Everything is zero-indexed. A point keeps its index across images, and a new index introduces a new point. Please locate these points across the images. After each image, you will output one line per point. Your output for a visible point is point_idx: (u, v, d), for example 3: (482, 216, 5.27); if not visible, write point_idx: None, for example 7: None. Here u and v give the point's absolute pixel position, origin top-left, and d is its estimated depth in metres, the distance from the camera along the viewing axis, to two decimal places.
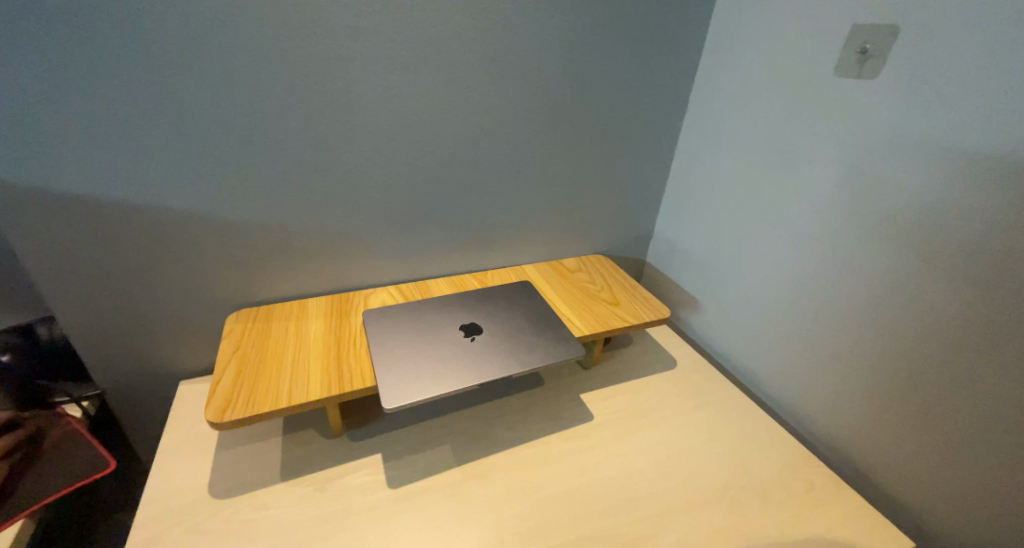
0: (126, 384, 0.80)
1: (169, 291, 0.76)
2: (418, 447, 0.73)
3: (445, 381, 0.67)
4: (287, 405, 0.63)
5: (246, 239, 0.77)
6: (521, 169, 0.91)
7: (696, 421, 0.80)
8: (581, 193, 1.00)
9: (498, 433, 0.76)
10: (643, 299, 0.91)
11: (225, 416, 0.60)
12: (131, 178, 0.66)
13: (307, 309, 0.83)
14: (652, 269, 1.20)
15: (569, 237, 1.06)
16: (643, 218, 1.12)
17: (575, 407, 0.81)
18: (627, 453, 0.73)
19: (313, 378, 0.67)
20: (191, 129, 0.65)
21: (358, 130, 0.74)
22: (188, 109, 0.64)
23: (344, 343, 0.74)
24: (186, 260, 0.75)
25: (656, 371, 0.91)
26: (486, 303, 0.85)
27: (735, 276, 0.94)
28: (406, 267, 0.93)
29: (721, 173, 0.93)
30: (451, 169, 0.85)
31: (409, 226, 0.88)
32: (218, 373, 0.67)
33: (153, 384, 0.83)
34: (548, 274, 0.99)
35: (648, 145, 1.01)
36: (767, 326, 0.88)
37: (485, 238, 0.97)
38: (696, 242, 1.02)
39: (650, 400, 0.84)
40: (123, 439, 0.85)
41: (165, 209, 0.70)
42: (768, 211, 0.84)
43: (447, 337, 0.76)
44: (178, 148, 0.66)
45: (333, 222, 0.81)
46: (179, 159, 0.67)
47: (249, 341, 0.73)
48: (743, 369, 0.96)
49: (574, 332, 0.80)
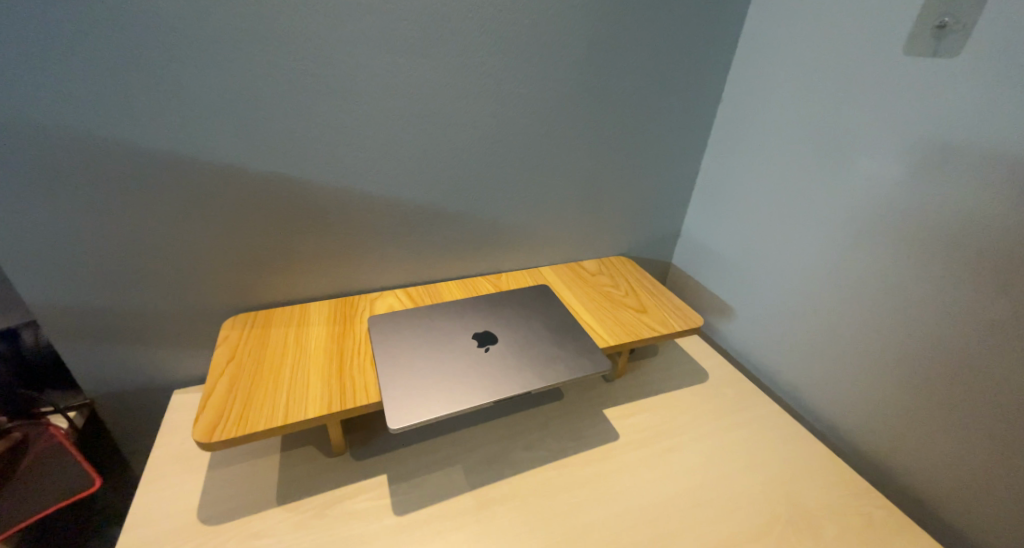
0: (117, 392, 0.75)
1: (162, 294, 0.71)
2: (427, 468, 0.67)
3: (457, 398, 0.60)
4: (283, 423, 0.56)
5: (244, 238, 0.71)
6: (539, 164, 0.84)
7: (732, 442, 0.73)
8: (602, 190, 0.93)
9: (514, 453, 0.69)
10: (672, 306, 0.83)
11: (214, 435, 0.54)
12: (117, 172, 0.60)
13: (309, 314, 0.77)
14: (677, 272, 1.12)
15: (589, 237, 0.99)
16: (669, 217, 1.05)
17: (598, 424, 0.74)
18: (657, 477, 0.66)
19: (313, 393, 0.61)
20: (183, 119, 0.59)
21: (363, 121, 0.68)
22: (178, 97, 0.58)
23: (347, 354, 0.68)
24: (180, 262, 0.70)
25: (685, 385, 0.83)
26: (501, 309, 0.78)
27: (772, 282, 0.86)
28: (415, 269, 0.87)
29: (759, 169, 0.85)
30: (464, 164, 0.79)
31: (419, 225, 0.82)
32: (209, 385, 0.61)
33: (147, 392, 0.77)
34: (567, 278, 0.91)
35: (676, 139, 0.93)
36: (809, 338, 0.80)
37: (500, 238, 0.90)
38: (729, 243, 0.95)
39: (679, 417, 0.76)
40: (113, 453, 0.79)
41: (155, 206, 0.64)
42: (813, 210, 0.76)
43: (459, 347, 0.69)
44: (168, 139, 0.60)
45: (337, 220, 0.75)
46: (171, 151, 0.61)
47: (246, 350, 0.67)
48: (780, 383, 0.88)
49: (598, 342, 0.73)
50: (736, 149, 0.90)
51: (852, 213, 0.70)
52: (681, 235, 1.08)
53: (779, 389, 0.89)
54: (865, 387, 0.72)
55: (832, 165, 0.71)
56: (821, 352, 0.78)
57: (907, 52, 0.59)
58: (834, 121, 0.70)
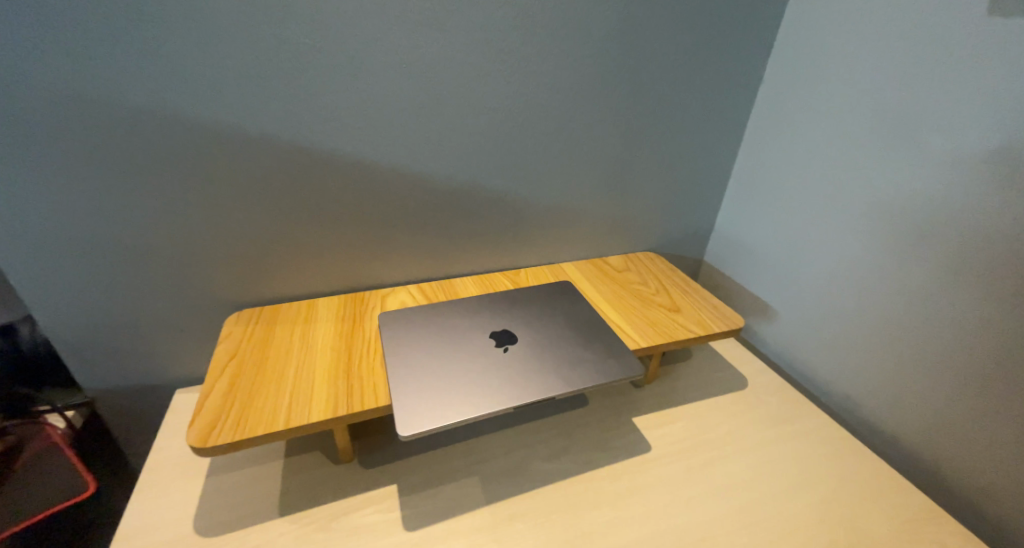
0: (119, 389, 0.72)
1: (165, 287, 0.67)
2: (441, 478, 0.61)
3: (474, 402, 0.55)
4: (285, 427, 0.52)
5: (250, 229, 0.67)
6: (563, 151, 0.79)
7: (777, 456, 0.65)
8: (630, 180, 0.87)
9: (536, 464, 0.63)
10: (708, 305, 0.76)
11: (210, 439, 0.49)
12: (115, 156, 0.56)
13: (317, 311, 0.72)
14: (710, 270, 1.05)
15: (615, 231, 0.93)
16: (700, 211, 0.98)
17: (627, 434, 0.68)
18: (696, 494, 0.60)
19: (318, 394, 0.56)
20: (185, 99, 0.55)
21: (376, 102, 0.63)
22: (179, 75, 0.54)
23: (356, 353, 0.63)
24: (183, 254, 0.66)
25: (722, 392, 0.76)
26: (521, 306, 0.72)
27: (820, 279, 0.78)
28: (430, 264, 0.82)
29: (806, 155, 0.78)
30: (483, 150, 0.73)
31: (435, 215, 0.77)
32: (208, 385, 0.56)
33: (149, 390, 0.74)
34: (592, 274, 0.85)
35: (711, 125, 0.86)
36: (862, 341, 0.73)
37: (521, 231, 0.85)
38: (771, 238, 0.87)
39: (716, 426, 0.70)
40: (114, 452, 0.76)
41: (156, 193, 0.60)
42: (873, 198, 0.68)
43: (476, 346, 0.63)
44: (169, 120, 0.56)
45: (348, 210, 0.71)
46: (173, 133, 0.57)
47: (249, 347, 0.63)
48: (827, 391, 0.80)
49: (628, 343, 0.66)
50: (779, 135, 0.83)
51: (922, 200, 0.62)
52: (715, 229, 1.01)
53: (827, 398, 0.81)
54: (933, 397, 0.64)
55: (897, 147, 0.64)
56: (877, 357, 0.71)
57: (995, 12, 0.52)
58: (902, 98, 0.63)
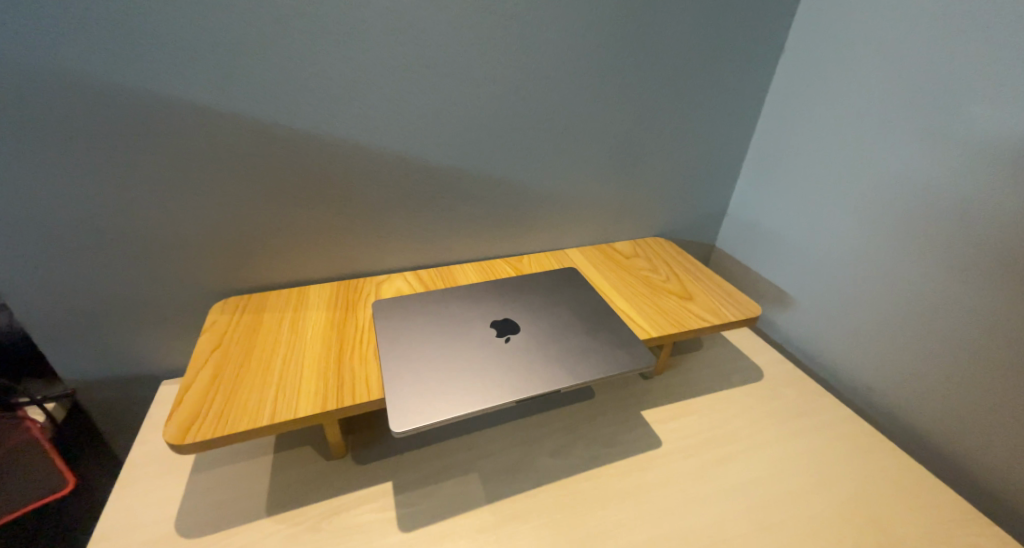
0: (102, 380, 0.69)
1: (144, 275, 0.63)
2: (439, 475, 0.58)
3: (471, 397, 0.51)
4: (268, 422, 0.48)
5: (234, 212, 0.63)
6: (569, 129, 0.74)
7: (796, 454, 0.62)
8: (639, 160, 0.82)
9: (539, 460, 0.60)
10: (722, 292, 0.72)
11: (188, 435, 0.46)
12: (77, 133, 0.51)
13: (308, 298, 0.68)
14: (722, 256, 1.00)
15: (622, 215, 0.88)
16: (712, 194, 0.93)
17: (636, 428, 0.64)
18: (709, 493, 0.56)
19: (306, 387, 0.52)
20: (150, 70, 0.50)
21: (365, 72, 0.58)
22: (141, 41, 0.48)
23: (348, 343, 0.59)
24: (162, 240, 0.62)
25: (735, 384, 0.72)
26: (524, 294, 0.68)
27: (842, 265, 0.74)
28: (427, 250, 0.77)
29: (829, 132, 0.73)
30: (483, 127, 0.69)
31: (432, 198, 0.72)
32: (189, 377, 0.53)
33: (134, 381, 0.71)
34: (598, 260, 0.81)
35: (725, 102, 0.81)
36: (887, 331, 0.68)
37: (523, 215, 0.80)
38: (789, 221, 0.82)
39: (731, 421, 0.66)
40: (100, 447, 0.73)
41: (126, 175, 0.56)
42: (901, 177, 0.63)
43: (475, 336, 0.59)
44: (135, 94, 0.51)
45: (339, 191, 0.66)
46: (141, 108, 0.52)
47: (234, 337, 0.59)
48: (847, 383, 0.76)
49: (637, 333, 0.62)
50: (800, 110, 0.77)
51: (959, 179, 0.56)
52: (728, 214, 0.96)
53: (847, 390, 0.77)
54: (966, 392, 0.59)
55: (931, 121, 0.58)
56: (904, 347, 0.66)
57: None
58: (938, 66, 0.57)
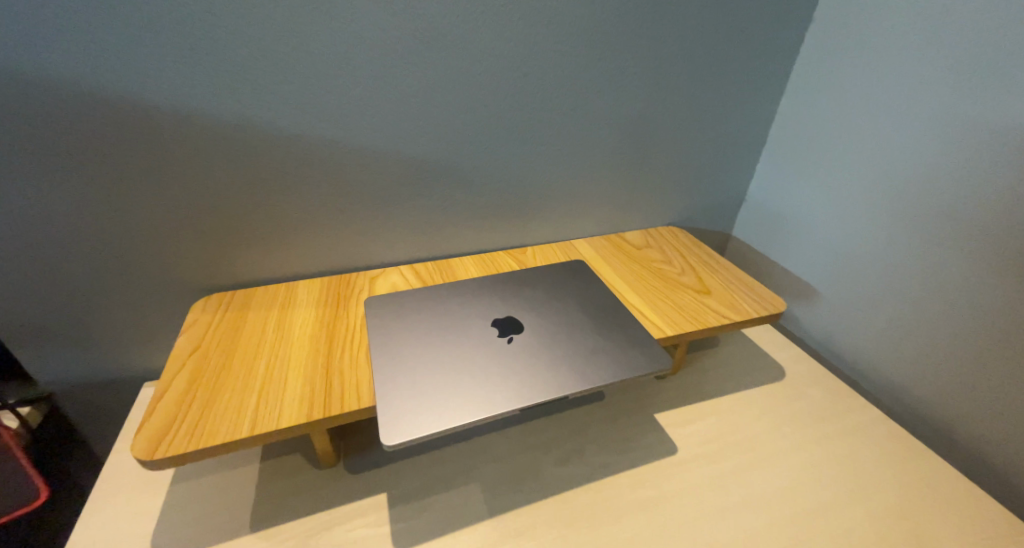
0: (81, 381, 0.65)
1: (117, 272, 0.59)
2: (437, 485, 0.54)
3: (470, 404, 0.46)
4: (248, 434, 0.44)
5: (213, 203, 0.58)
6: (576, 110, 0.68)
7: (824, 461, 0.57)
8: (652, 144, 0.76)
9: (546, 469, 0.55)
10: (742, 286, 0.67)
11: (160, 449, 0.42)
12: (26, 118, 0.46)
13: (297, 294, 0.64)
14: (739, 246, 0.95)
15: (633, 203, 0.82)
16: (730, 180, 0.87)
17: (649, 433, 0.60)
18: (731, 506, 0.51)
19: (290, 394, 0.48)
20: (106, 47, 0.44)
21: (351, 44, 0.52)
22: (92, 12, 0.43)
23: (338, 344, 0.55)
24: (134, 234, 0.57)
25: (755, 384, 0.67)
26: (528, 289, 0.63)
27: (874, 256, 0.68)
28: (425, 241, 0.72)
29: (862, 110, 0.67)
30: (484, 108, 0.63)
31: (429, 186, 0.67)
32: (164, 382, 0.48)
33: (118, 381, 0.67)
34: (607, 252, 0.76)
35: (745, 79, 0.75)
36: (924, 327, 0.63)
37: (528, 203, 0.75)
38: (814, 209, 0.77)
39: (752, 425, 0.61)
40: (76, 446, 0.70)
41: (87, 164, 0.50)
42: (947, 159, 0.57)
43: (476, 337, 0.55)
44: (92, 74, 0.46)
45: (327, 179, 0.61)
46: (98, 89, 0.47)
47: (215, 338, 0.55)
48: (876, 381, 0.71)
49: (652, 331, 0.57)
50: (831, 86, 0.71)
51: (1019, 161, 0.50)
52: (746, 201, 0.90)
53: (875, 389, 0.72)
54: (1015, 396, 0.54)
55: (987, 97, 0.52)
56: (944, 345, 0.61)
57: None
58: (998, 34, 0.50)
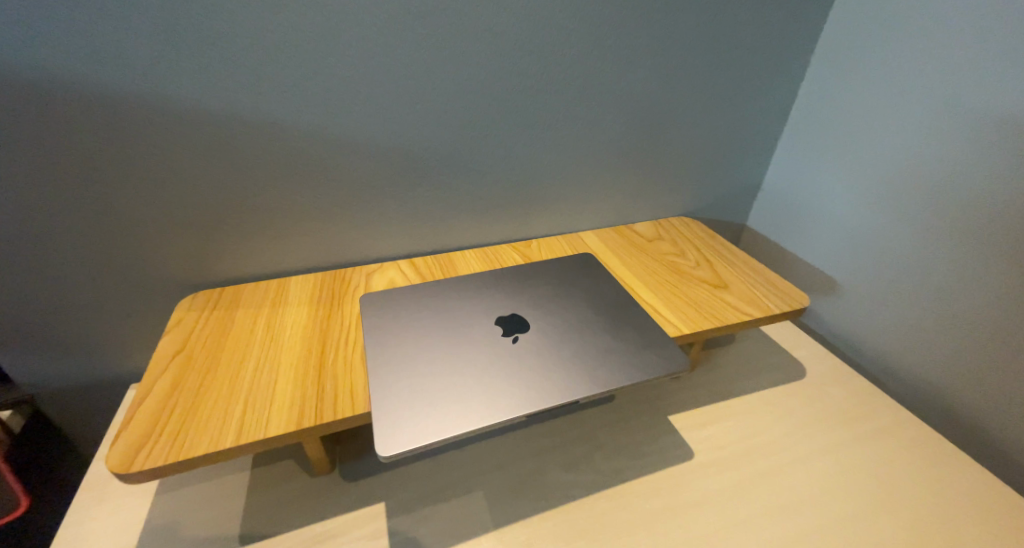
0: (68, 382, 0.62)
1: (98, 269, 0.55)
2: (440, 494, 0.50)
3: (474, 410, 0.43)
4: (234, 444, 0.40)
5: (198, 195, 0.54)
6: (585, 93, 0.64)
7: (852, 466, 0.53)
8: (664, 130, 0.72)
9: (554, 476, 0.52)
10: (761, 279, 0.63)
11: (137, 460, 0.39)
12: None
13: (288, 291, 0.60)
14: (754, 237, 0.90)
15: (644, 193, 0.78)
16: (745, 168, 0.83)
17: (664, 437, 0.56)
18: (753, 516, 0.48)
19: (280, 399, 0.45)
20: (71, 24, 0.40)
21: (342, 19, 0.48)
22: None
23: (331, 345, 0.51)
24: (114, 229, 0.53)
25: (774, 383, 0.64)
26: (535, 285, 0.60)
27: (905, 246, 0.64)
28: (425, 234, 0.69)
29: (893, 91, 0.62)
30: (487, 91, 0.58)
31: (428, 175, 0.63)
32: (144, 387, 0.45)
33: (107, 381, 0.64)
34: (617, 244, 0.72)
35: (765, 59, 0.70)
36: (960, 323, 0.59)
37: (534, 193, 0.71)
38: (839, 197, 0.72)
39: (773, 427, 0.57)
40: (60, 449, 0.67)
41: (58, 153, 0.46)
42: (993, 141, 0.53)
43: (480, 336, 0.51)
44: (57, 55, 0.42)
45: (321, 169, 0.57)
46: (64, 70, 0.42)
47: (201, 338, 0.51)
48: (902, 378, 0.68)
49: (667, 329, 0.54)
50: (858, 66, 0.66)
51: None
52: (762, 189, 0.86)
53: (902, 387, 0.68)
54: None
55: None
56: (981, 343, 0.57)
57: None
58: None
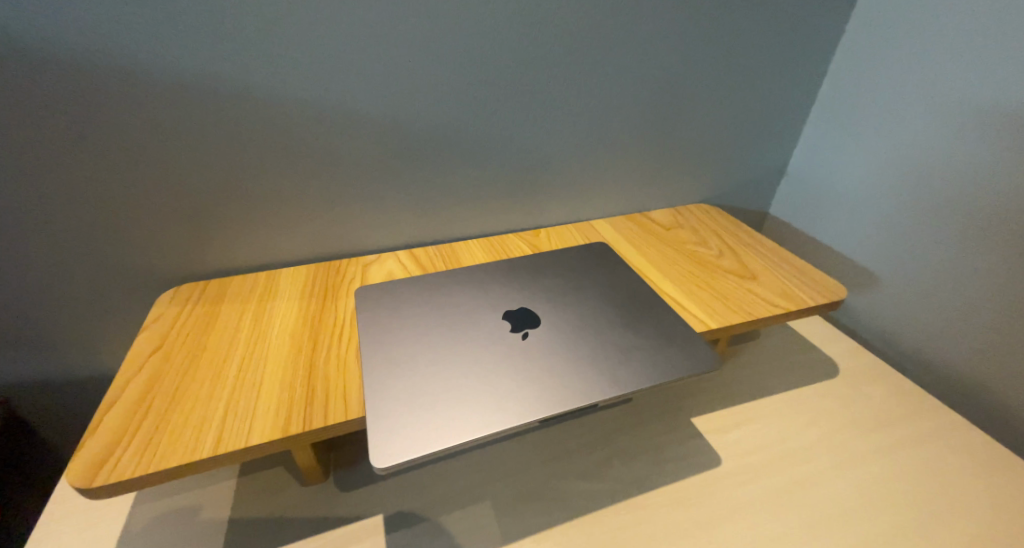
0: (49, 380, 0.58)
1: (72, 260, 0.51)
2: (446, 504, 0.46)
3: (481, 415, 0.38)
4: (211, 454, 0.36)
5: (178, 179, 0.49)
6: (600, 68, 0.58)
7: (897, 473, 0.49)
8: (684, 109, 0.67)
9: (570, 485, 0.48)
10: (792, 269, 0.58)
11: (103, 473, 0.34)
12: None
13: (279, 284, 0.56)
14: (777, 225, 0.85)
15: (661, 178, 0.73)
16: (769, 151, 0.77)
17: (687, 441, 0.52)
18: (791, 530, 0.43)
19: (265, 403, 0.40)
20: None
21: None
22: None
23: (323, 342, 0.47)
24: (87, 217, 0.49)
25: (805, 382, 0.59)
26: (546, 276, 0.55)
27: (951, 233, 0.59)
28: (427, 223, 0.64)
29: (940, 61, 0.57)
30: (493, 65, 0.53)
31: (431, 158, 0.58)
32: (116, 389, 0.41)
33: (91, 379, 0.60)
34: (632, 233, 0.67)
35: (795, 31, 0.64)
36: (1012, 316, 0.54)
37: (544, 178, 0.66)
38: (875, 181, 0.67)
39: (806, 431, 0.53)
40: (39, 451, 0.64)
41: (16, 131, 0.42)
42: None
43: (488, 332, 0.47)
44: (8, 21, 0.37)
45: (314, 150, 0.52)
46: (18, 39, 0.38)
47: (181, 335, 0.47)
48: (944, 375, 0.63)
49: (693, 324, 0.49)
50: (901, 35, 0.61)
51: None
52: (786, 174, 0.81)
53: (944, 385, 0.63)
54: None
55: None
56: None
57: None
58: None
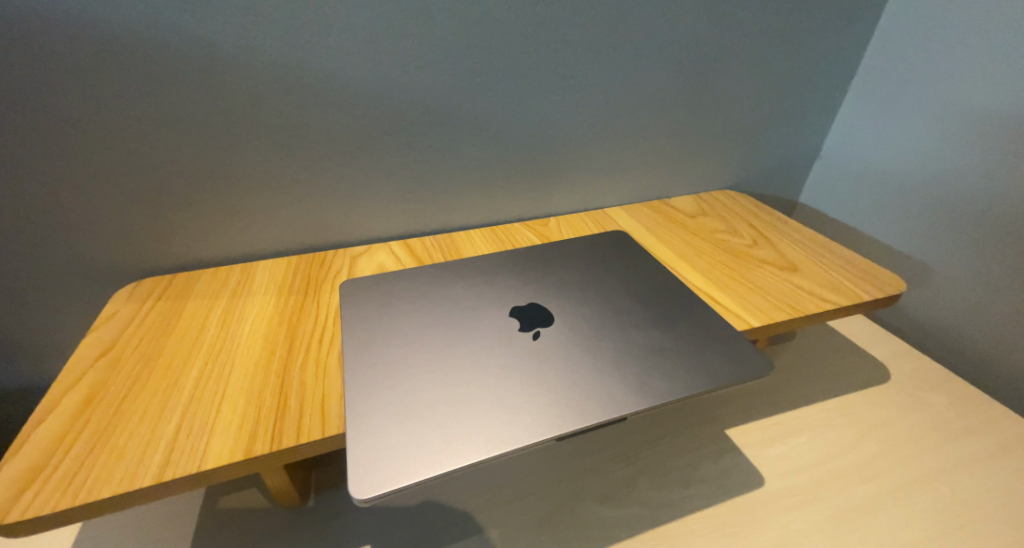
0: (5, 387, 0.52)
1: (18, 255, 0.44)
2: (452, 532, 0.40)
3: (490, 431, 0.31)
4: (155, 481, 0.29)
5: (136, 157, 0.42)
6: (621, 35, 0.52)
7: (973, 494, 0.42)
8: (713, 83, 0.60)
9: (593, 508, 0.41)
10: (837, 260, 0.51)
11: (14, 507, 0.27)
12: None
13: (254, 278, 0.49)
14: (808, 214, 0.79)
15: (685, 162, 0.67)
16: (800, 134, 0.71)
17: (725, 458, 0.45)
18: None
19: (226, 417, 0.33)
20: None
21: None
22: None
23: (300, 344, 0.40)
24: (32, 205, 0.42)
25: (853, 388, 0.52)
26: (563, 269, 0.48)
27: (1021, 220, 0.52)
28: (427, 210, 0.57)
29: (1010, 24, 0.50)
30: (501, 29, 0.47)
31: (433, 137, 0.52)
32: (48, 402, 0.34)
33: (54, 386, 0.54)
34: (653, 222, 0.60)
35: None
36: None
37: (556, 160, 0.60)
38: (927, 165, 0.61)
39: (862, 446, 0.46)
40: None
41: None
42: None
43: (499, 332, 0.40)
44: None
45: (298, 126, 0.46)
46: None
47: (136, 337, 0.40)
48: (1009, 378, 0.56)
49: (734, 322, 0.42)
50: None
51: None
52: (819, 159, 0.74)
53: (1009, 388, 0.57)
54: None
55: None
56: None
57: None
58: None
